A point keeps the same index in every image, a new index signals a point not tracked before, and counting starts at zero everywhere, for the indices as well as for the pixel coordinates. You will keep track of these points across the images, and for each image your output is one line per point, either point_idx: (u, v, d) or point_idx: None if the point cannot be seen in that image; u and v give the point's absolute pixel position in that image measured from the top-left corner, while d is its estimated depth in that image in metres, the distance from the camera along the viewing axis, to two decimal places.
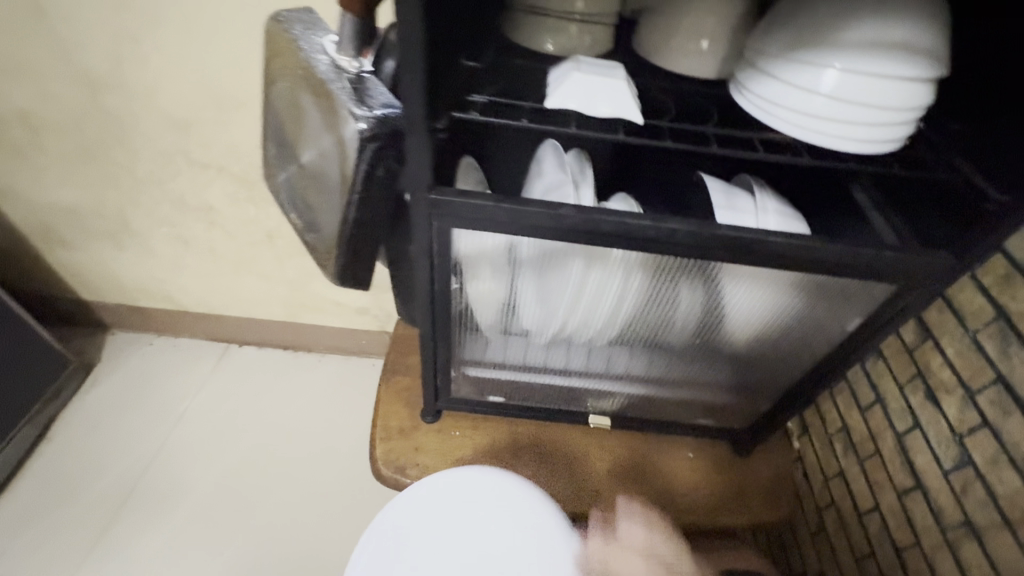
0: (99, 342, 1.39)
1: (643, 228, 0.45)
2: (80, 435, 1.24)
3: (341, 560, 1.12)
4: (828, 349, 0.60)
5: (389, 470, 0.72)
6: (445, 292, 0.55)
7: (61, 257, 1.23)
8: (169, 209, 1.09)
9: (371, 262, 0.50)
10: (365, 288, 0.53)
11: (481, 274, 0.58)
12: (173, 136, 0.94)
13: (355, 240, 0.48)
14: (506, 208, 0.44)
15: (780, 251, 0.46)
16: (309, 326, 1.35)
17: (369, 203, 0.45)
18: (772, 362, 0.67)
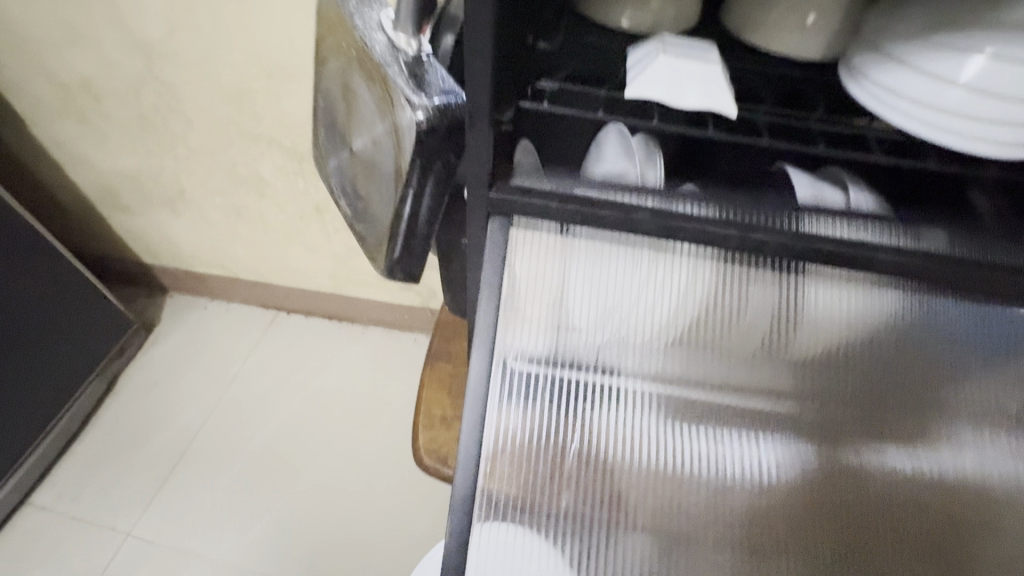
0: (159, 303, 1.45)
1: (729, 235, 0.40)
2: (142, 390, 1.32)
3: (379, 532, 1.15)
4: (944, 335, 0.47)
5: (432, 459, 0.71)
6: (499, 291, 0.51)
7: (124, 221, 1.28)
8: (221, 179, 1.09)
9: (424, 258, 0.47)
10: (415, 283, 0.49)
11: (521, 282, 0.48)
12: (224, 106, 0.93)
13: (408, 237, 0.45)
14: (574, 210, 0.40)
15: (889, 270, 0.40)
16: (354, 298, 1.36)
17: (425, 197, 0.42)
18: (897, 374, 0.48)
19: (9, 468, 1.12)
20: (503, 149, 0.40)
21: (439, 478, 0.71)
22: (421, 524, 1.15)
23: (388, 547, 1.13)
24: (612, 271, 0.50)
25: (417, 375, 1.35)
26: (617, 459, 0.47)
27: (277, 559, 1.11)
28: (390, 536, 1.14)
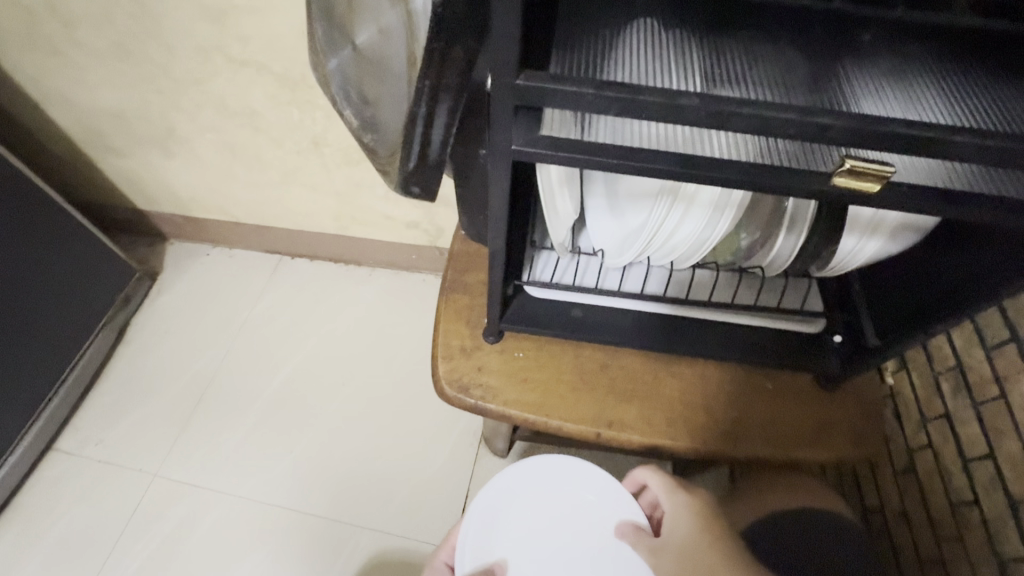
0: (160, 251, 1.41)
1: (786, 126, 0.35)
2: (152, 339, 1.31)
3: (400, 467, 1.17)
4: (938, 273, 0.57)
5: (453, 389, 0.70)
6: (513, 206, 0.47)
7: (113, 164, 1.22)
8: (212, 113, 1.03)
9: (439, 171, 0.42)
10: (433, 200, 0.45)
11: (591, 185, 0.62)
12: (204, 27, 0.85)
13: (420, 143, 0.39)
14: (609, 98, 0.35)
15: (966, 156, 0.35)
16: (360, 239, 1.33)
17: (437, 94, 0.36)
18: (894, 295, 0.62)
19: (30, 416, 1.13)
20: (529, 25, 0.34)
21: (460, 406, 0.71)
22: (441, 459, 1.18)
23: (410, 481, 1.15)
24: (649, 139, 0.42)
25: (428, 315, 1.34)
26: (635, 298, 0.69)
27: (302, 495, 1.14)
28: (411, 471, 1.17)
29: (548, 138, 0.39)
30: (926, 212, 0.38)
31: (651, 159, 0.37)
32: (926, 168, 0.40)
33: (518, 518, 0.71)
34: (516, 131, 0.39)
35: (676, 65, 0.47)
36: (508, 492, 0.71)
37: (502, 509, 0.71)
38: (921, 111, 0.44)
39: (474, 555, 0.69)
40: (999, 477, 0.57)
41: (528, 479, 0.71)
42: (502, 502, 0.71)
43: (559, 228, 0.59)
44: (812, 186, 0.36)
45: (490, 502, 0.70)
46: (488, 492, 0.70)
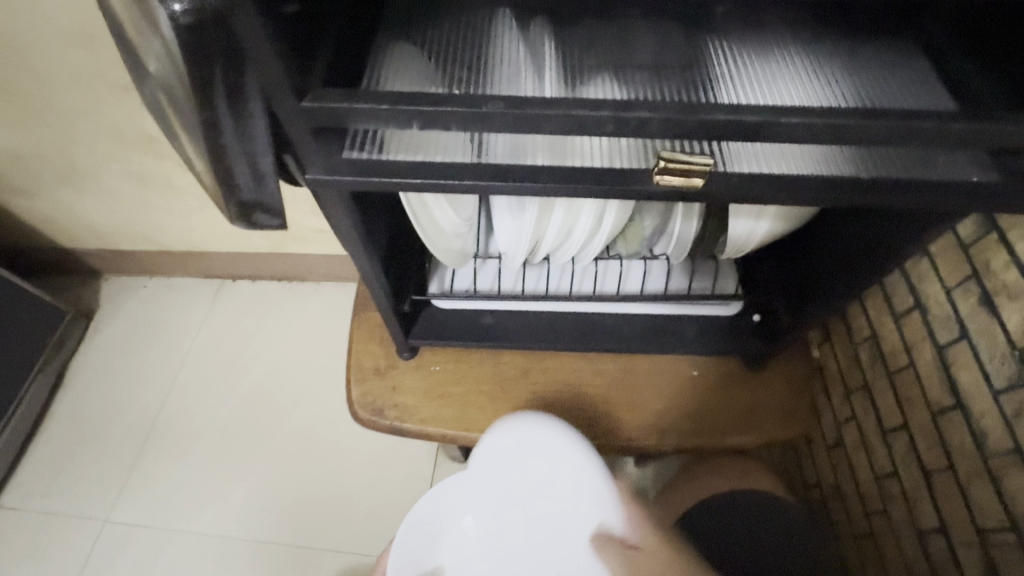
0: (94, 288, 1.36)
1: (598, 124, 0.32)
2: (92, 381, 1.26)
3: (359, 484, 1.15)
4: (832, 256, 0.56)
5: (368, 413, 0.67)
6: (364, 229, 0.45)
7: (24, 205, 1.16)
8: (110, 143, 0.97)
9: (267, 198, 0.39)
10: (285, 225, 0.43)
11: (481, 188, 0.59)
12: (77, 54, 0.80)
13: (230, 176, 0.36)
14: (408, 113, 0.32)
15: (792, 136, 0.33)
16: (297, 255, 1.29)
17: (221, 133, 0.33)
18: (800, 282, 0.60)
19: None
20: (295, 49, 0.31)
21: (379, 429, 0.68)
22: (400, 470, 1.16)
23: (369, 497, 1.13)
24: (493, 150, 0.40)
25: None
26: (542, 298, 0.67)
27: (261, 523, 1.12)
28: (371, 486, 1.15)
29: (350, 162, 0.36)
30: (768, 195, 0.37)
31: (464, 174, 0.36)
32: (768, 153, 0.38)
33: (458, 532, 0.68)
34: (315, 155, 0.36)
35: (526, 68, 0.44)
36: (451, 502, 0.67)
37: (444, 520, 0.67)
38: (779, 94, 0.41)
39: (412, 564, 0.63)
40: (913, 447, 0.57)
41: (475, 492, 0.69)
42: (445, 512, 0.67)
43: (446, 240, 0.58)
44: (632, 187, 0.37)
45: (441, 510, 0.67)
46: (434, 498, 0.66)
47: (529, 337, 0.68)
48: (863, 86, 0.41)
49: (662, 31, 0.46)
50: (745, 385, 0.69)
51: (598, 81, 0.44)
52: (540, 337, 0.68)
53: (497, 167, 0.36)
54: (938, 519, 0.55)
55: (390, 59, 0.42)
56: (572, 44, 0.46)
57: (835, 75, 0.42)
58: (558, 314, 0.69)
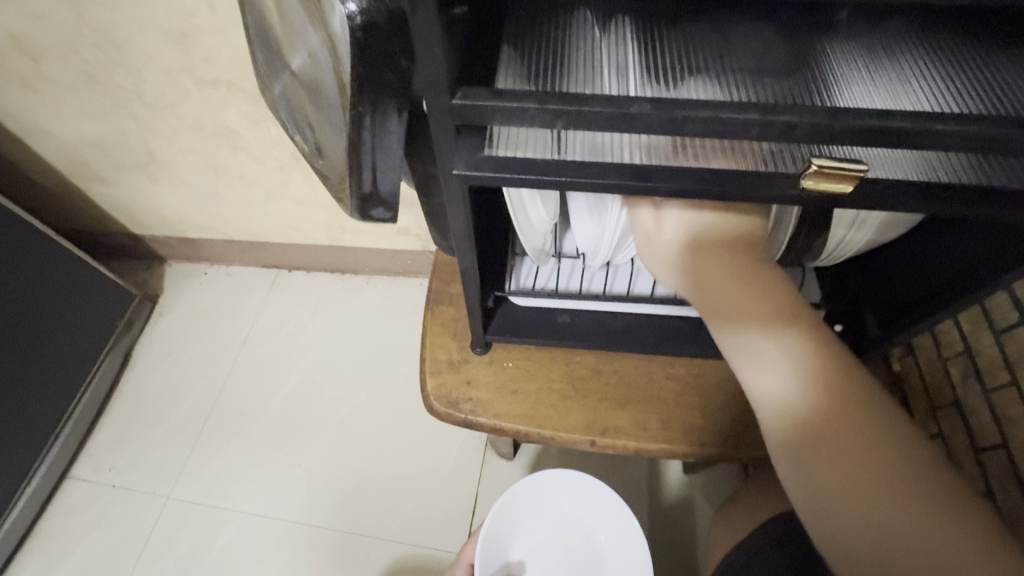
0: (159, 273, 1.42)
1: (744, 128, 0.32)
2: (156, 362, 1.32)
3: (409, 474, 1.17)
4: (933, 268, 0.54)
5: (443, 405, 0.69)
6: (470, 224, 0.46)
7: (102, 193, 1.22)
8: (189, 135, 1.01)
9: (395, 193, 0.40)
10: (396, 221, 0.43)
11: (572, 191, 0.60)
12: (169, 49, 0.84)
13: (364, 169, 0.37)
14: (556, 112, 0.33)
15: (945, 144, 0.33)
16: (353, 248, 1.32)
17: (366, 124, 0.34)
18: (894, 299, 0.59)
19: (43, 447, 1.14)
20: (455, 44, 0.32)
21: (452, 422, 0.69)
22: (449, 463, 1.17)
23: (419, 487, 1.15)
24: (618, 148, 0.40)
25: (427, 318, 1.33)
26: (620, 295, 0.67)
27: (312, 507, 1.15)
28: (418, 478, 1.16)
29: (491, 162, 0.37)
30: (905, 207, 0.36)
31: (604, 173, 0.37)
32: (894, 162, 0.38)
33: (536, 529, 0.73)
34: (458, 153, 0.37)
35: (633, 70, 0.44)
36: (532, 500, 0.72)
37: (522, 515, 0.72)
38: (898, 96, 0.41)
39: (490, 559, 0.69)
40: (1013, 466, 0.56)
41: (557, 492, 0.72)
42: (525, 507, 0.72)
43: (534, 236, 0.58)
44: (776, 194, 0.36)
45: (523, 504, 0.71)
46: (517, 495, 0.70)
47: (605, 336, 0.68)
48: (998, 91, 0.39)
49: (771, 32, 0.45)
50: None
51: (712, 81, 0.43)
52: (615, 338, 0.68)
53: (628, 167, 0.37)
54: None
55: (504, 57, 0.43)
56: (678, 43, 0.46)
57: (960, 81, 0.41)
58: (631, 316, 0.69)
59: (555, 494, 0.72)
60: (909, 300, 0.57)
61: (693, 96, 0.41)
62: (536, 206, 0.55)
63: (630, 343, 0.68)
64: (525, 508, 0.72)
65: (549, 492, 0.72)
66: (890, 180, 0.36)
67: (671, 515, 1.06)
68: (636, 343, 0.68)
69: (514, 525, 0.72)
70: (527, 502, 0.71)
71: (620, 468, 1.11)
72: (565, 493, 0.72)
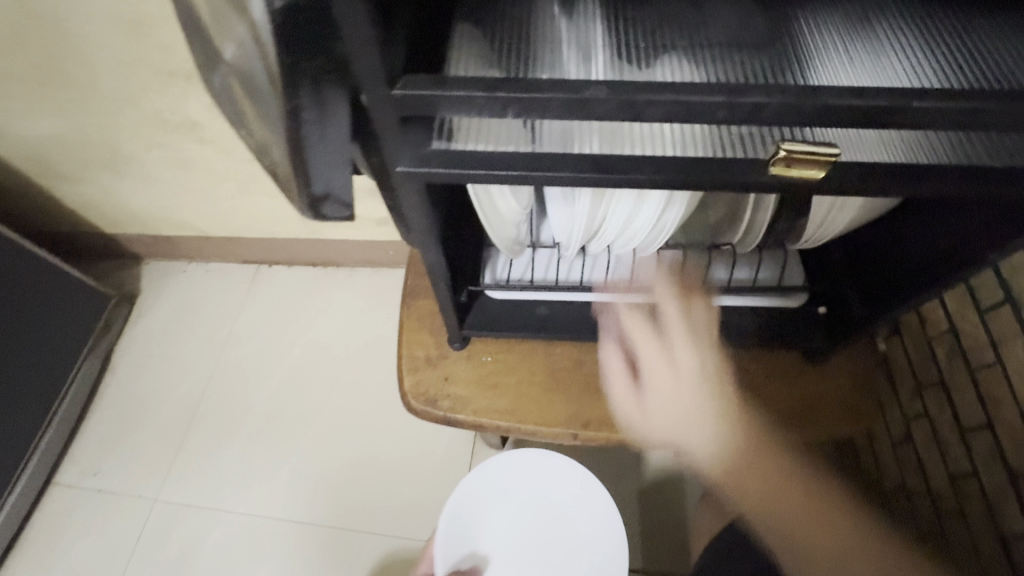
0: (136, 273, 1.38)
1: (706, 111, 0.30)
2: (136, 364, 1.29)
3: (398, 467, 1.16)
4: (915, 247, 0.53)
5: (420, 403, 0.67)
6: (430, 220, 0.44)
7: (69, 192, 1.18)
8: (153, 129, 0.97)
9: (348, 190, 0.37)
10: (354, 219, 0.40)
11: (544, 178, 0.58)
12: (122, 38, 0.79)
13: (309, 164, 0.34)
14: (505, 99, 0.30)
15: (922, 121, 0.30)
16: (333, 241, 1.29)
17: (303, 116, 0.31)
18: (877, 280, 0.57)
19: (25, 455, 1.12)
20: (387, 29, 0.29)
21: (431, 420, 0.67)
22: (438, 455, 1.16)
23: (408, 480, 1.15)
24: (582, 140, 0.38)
25: None
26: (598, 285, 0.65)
27: (301, 505, 1.14)
28: (407, 472, 1.15)
29: (440, 155, 0.35)
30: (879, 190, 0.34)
31: (559, 164, 0.34)
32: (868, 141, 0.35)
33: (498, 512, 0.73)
34: (404, 148, 0.34)
35: (597, 49, 0.41)
36: (490, 482, 0.72)
37: (482, 499, 0.72)
38: (877, 70, 0.38)
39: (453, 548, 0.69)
40: (996, 446, 0.55)
41: (512, 468, 0.72)
42: (483, 492, 0.72)
43: (505, 228, 0.56)
44: (742, 181, 0.34)
45: (480, 487, 0.71)
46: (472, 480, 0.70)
47: (584, 327, 0.67)
48: (980, 60, 0.37)
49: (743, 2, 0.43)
50: (806, 385, 0.67)
51: (680, 58, 0.40)
52: (594, 328, 0.66)
53: (586, 157, 0.34)
54: None
55: (459, 41, 0.40)
56: (647, 17, 0.43)
57: (940, 51, 0.38)
58: (611, 305, 0.67)
59: (509, 471, 0.72)
60: (891, 281, 0.55)
61: (664, 77, 0.39)
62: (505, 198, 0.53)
63: (610, 332, 0.66)
64: (483, 493, 0.72)
65: (502, 468, 0.72)
66: (861, 163, 0.34)
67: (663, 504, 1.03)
68: (617, 333, 0.66)
69: (474, 511, 0.71)
70: (485, 484, 0.71)
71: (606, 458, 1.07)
72: (522, 472, 0.72)
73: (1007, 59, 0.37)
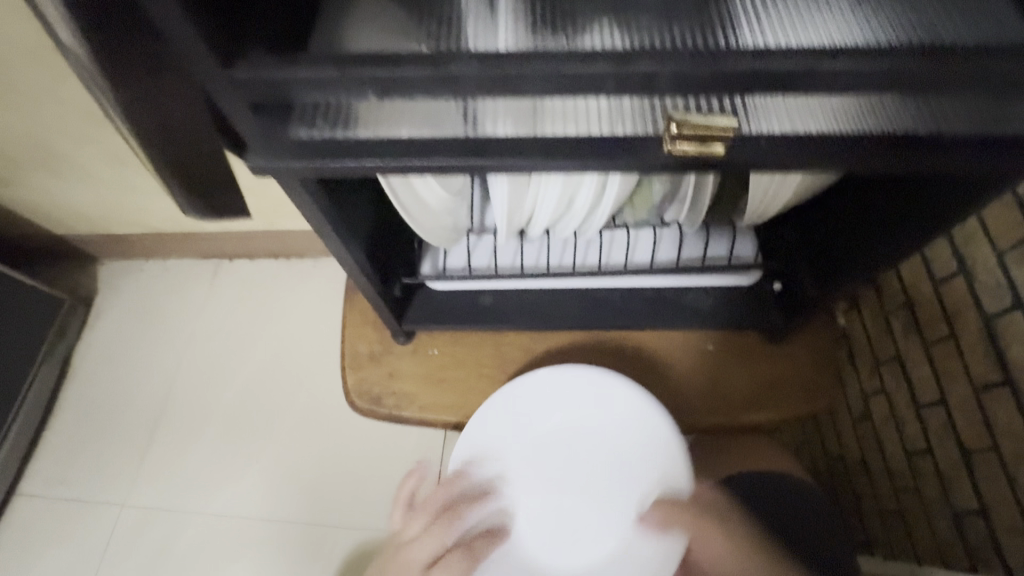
0: (91, 273, 1.34)
1: (593, 85, 0.26)
2: (97, 368, 1.25)
3: (369, 460, 1.14)
4: (867, 219, 0.49)
5: (365, 401, 0.65)
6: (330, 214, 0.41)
7: (6, 193, 1.12)
8: (81, 123, 0.91)
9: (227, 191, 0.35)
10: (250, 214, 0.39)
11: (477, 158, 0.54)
12: (27, 26, 0.73)
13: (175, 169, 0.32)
14: (361, 79, 0.26)
15: (835, 87, 0.27)
16: (291, 232, 1.24)
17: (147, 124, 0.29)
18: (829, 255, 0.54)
19: None
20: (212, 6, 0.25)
21: (377, 418, 0.65)
22: (410, 446, 1.15)
23: (380, 472, 1.13)
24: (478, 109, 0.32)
25: None
26: (545, 269, 0.62)
27: (274, 503, 1.12)
28: (379, 465, 1.14)
29: (302, 146, 0.30)
30: (800, 163, 0.30)
31: (433, 149, 0.30)
32: (790, 108, 0.31)
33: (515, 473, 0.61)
34: (258, 138, 0.30)
35: (507, 14, 0.35)
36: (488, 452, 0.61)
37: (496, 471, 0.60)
38: (817, 23, 0.34)
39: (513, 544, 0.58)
40: (950, 422, 0.53)
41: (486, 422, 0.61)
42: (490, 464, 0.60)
43: (435, 216, 0.53)
44: (642, 161, 0.30)
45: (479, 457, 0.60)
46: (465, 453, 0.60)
47: (532, 315, 0.64)
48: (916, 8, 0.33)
49: None
50: (761, 367, 0.65)
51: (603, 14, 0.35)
52: (542, 315, 0.64)
53: (465, 139, 0.30)
54: (978, 501, 0.51)
55: (348, 13, 0.34)
56: None
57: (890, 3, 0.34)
58: (559, 290, 0.64)
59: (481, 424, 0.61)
60: (844, 255, 0.52)
61: (586, 44, 0.32)
62: (426, 182, 0.50)
63: (559, 320, 0.63)
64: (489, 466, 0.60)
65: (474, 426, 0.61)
66: (778, 131, 0.30)
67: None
68: (566, 320, 0.63)
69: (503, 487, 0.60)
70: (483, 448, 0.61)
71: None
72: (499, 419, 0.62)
73: (945, 9, 0.33)
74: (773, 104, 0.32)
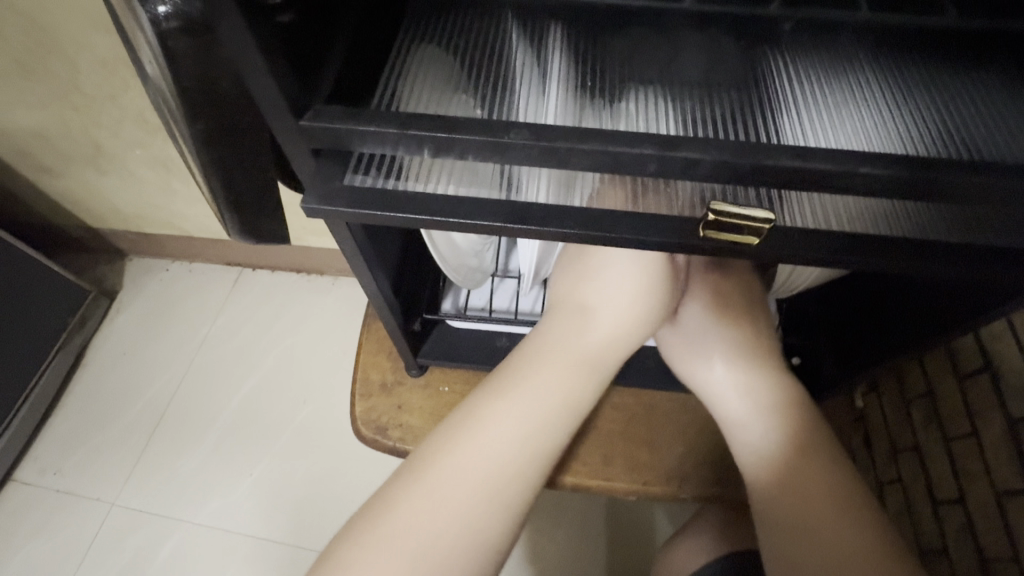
0: (119, 268, 1.37)
1: (640, 164, 0.27)
2: (110, 360, 1.27)
3: (364, 483, 1.13)
4: (891, 308, 0.50)
5: (370, 431, 0.64)
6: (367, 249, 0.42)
7: (52, 184, 1.16)
8: (135, 128, 0.96)
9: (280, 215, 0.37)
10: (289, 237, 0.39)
11: None
12: (103, 38, 0.78)
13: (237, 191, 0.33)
14: (417, 138, 0.28)
15: (867, 189, 0.28)
16: (315, 248, 1.26)
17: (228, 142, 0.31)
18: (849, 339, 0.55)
19: None
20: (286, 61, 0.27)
21: (380, 449, 0.65)
22: None
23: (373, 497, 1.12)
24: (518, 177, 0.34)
25: None
26: None
27: (262, 518, 1.11)
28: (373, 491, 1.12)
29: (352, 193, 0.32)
30: (823, 260, 0.31)
31: (474, 212, 0.31)
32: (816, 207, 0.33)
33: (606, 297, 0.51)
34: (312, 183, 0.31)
35: (555, 85, 0.38)
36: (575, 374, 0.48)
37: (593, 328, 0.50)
38: (849, 128, 0.35)
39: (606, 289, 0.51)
40: (967, 523, 0.52)
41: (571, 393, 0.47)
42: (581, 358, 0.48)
43: (463, 258, 0.54)
44: (677, 243, 0.31)
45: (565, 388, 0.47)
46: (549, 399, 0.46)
47: None
48: (951, 130, 0.35)
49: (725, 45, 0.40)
50: None
51: (647, 101, 0.37)
52: None
53: (509, 206, 0.31)
54: None
55: (412, 69, 0.38)
56: (601, 50, 0.40)
57: (922, 120, 0.35)
58: None
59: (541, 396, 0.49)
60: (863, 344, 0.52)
61: (629, 126, 0.35)
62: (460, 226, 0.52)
63: None
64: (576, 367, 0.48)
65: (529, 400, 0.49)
66: (804, 227, 0.31)
67: (624, 554, 0.97)
68: None
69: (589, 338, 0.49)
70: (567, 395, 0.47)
71: (562, 509, 1.01)
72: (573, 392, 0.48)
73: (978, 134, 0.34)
74: (800, 199, 0.33)
